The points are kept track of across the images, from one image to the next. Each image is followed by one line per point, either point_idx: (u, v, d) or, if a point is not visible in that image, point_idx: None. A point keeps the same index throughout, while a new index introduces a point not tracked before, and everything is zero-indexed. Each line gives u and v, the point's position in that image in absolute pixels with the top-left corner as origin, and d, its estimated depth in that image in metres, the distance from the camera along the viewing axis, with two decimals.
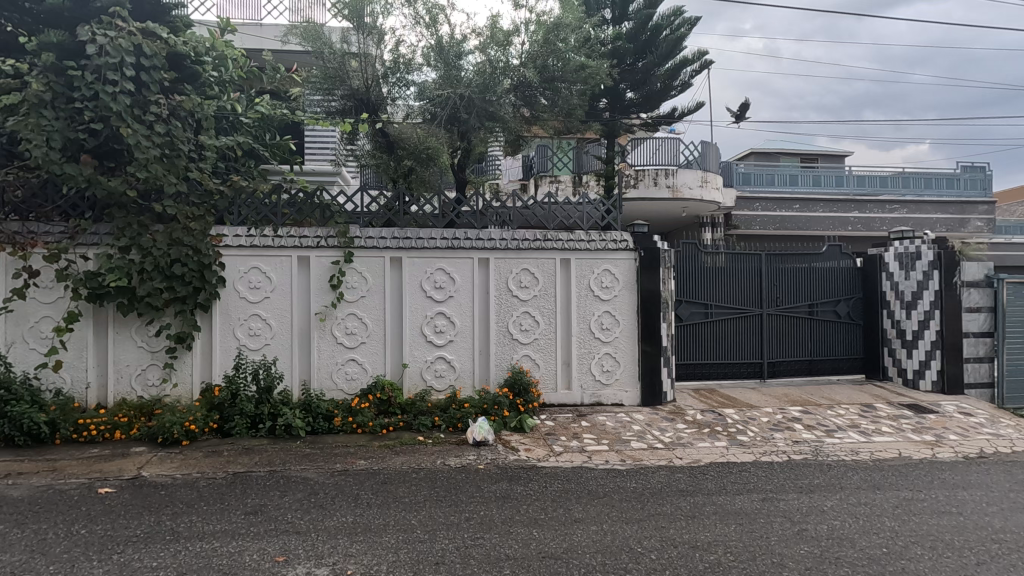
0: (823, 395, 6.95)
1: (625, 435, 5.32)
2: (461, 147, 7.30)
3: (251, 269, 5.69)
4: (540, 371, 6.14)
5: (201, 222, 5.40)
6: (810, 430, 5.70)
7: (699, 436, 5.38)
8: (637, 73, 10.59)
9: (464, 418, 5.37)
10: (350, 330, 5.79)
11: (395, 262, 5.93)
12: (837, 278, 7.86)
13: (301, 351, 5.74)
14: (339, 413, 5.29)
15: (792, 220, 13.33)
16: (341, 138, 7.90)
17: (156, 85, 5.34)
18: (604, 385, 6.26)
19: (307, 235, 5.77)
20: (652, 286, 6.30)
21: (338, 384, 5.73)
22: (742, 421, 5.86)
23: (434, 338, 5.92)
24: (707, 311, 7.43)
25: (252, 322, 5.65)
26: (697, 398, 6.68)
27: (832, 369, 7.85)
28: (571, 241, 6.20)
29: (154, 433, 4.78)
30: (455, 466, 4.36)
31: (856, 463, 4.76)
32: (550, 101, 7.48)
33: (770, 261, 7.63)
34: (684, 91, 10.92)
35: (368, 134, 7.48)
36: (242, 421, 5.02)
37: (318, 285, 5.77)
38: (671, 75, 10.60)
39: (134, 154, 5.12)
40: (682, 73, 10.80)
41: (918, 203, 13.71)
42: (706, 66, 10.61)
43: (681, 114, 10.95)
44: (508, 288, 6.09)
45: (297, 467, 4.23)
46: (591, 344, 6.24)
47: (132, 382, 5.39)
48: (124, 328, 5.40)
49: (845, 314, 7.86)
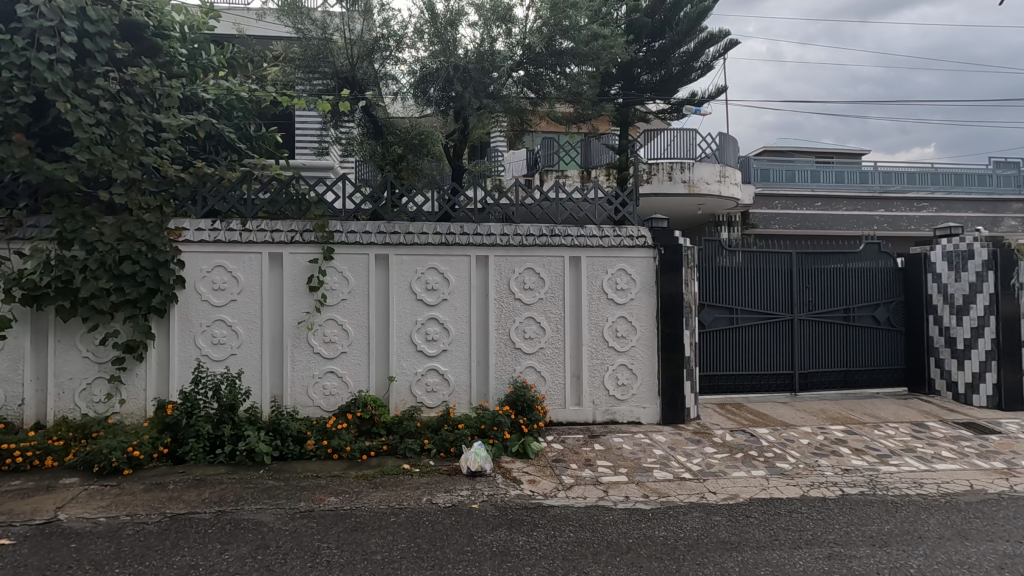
0: (866, 411, 6.16)
1: (647, 463, 4.55)
2: (457, 129, 6.74)
3: (214, 268, 4.96)
4: (546, 387, 5.38)
5: (156, 214, 4.72)
6: (861, 456, 4.91)
7: (732, 463, 4.60)
8: (653, 56, 9.88)
9: (457, 443, 4.54)
10: (329, 338, 5.05)
11: (382, 261, 5.20)
12: (875, 280, 7.08)
13: (272, 363, 5.00)
14: (312, 435, 4.54)
15: (814, 219, 12.53)
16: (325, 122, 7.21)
17: (104, 55, 4.67)
18: (618, 401, 5.50)
19: (280, 229, 5.05)
20: (674, 288, 5.56)
21: (315, 401, 5.00)
22: (781, 445, 5.07)
23: (425, 348, 5.18)
24: (732, 317, 6.66)
25: (215, 328, 4.92)
26: (724, 415, 5.89)
27: (870, 382, 7.06)
28: (581, 236, 5.46)
29: (90, 461, 4.04)
30: (443, 505, 3.60)
31: (926, 500, 3.98)
32: (557, 81, 6.86)
33: (801, 261, 6.88)
34: (705, 73, 10.15)
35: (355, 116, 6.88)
36: (197, 446, 4.28)
37: (292, 287, 5.03)
38: (691, 57, 9.90)
39: (76, 134, 4.44)
40: (704, 54, 10.02)
41: (948, 200, 12.90)
42: (731, 45, 9.77)
43: (702, 99, 10.12)
44: (509, 289, 5.35)
45: (251, 506, 3.47)
46: (604, 354, 5.48)
47: (75, 398, 4.68)
48: (66, 336, 4.69)
49: (884, 320, 7.08)
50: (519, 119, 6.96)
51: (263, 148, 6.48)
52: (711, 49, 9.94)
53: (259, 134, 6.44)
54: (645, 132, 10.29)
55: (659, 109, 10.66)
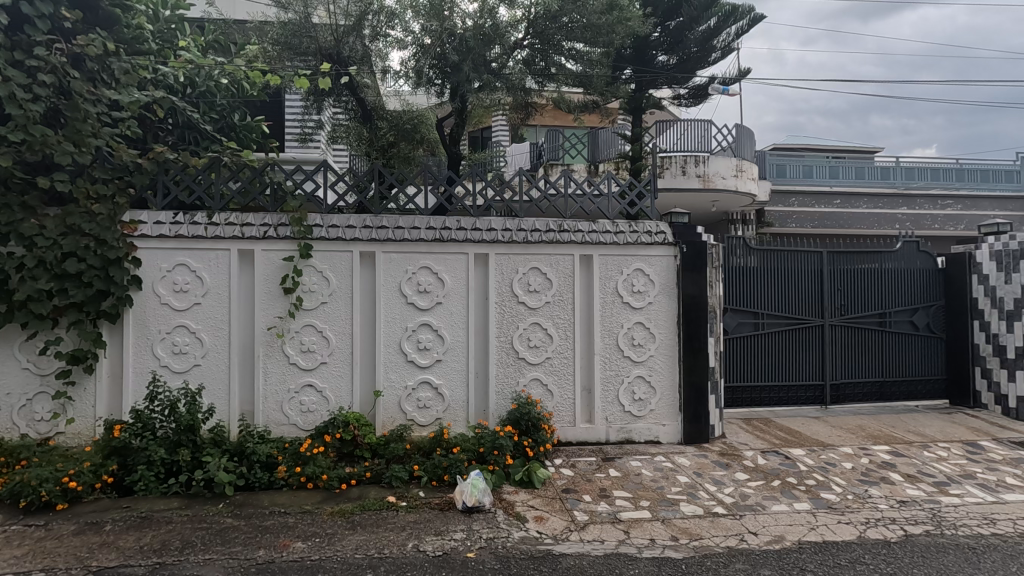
0: (909, 428, 5.52)
1: (672, 494, 3.92)
2: (454, 110, 6.08)
3: (176, 266, 4.35)
4: (553, 402, 4.75)
5: (108, 205, 4.12)
6: (915, 483, 4.28)
7: (770, 493, 3.98)
8: (670, 35, 9.27)
9: (451, 470, 3.91)
10: (307, 347, 4.44)
11: (368, 259, 4.59)
12: (913, 282, 6.47)
13: (242, 375, 4.39)
14: (284, 460, 3.91)
15: (833, 217, 11.92)
16: (308, 106, 6.64)
17: (45, 22, 4.09)
18: (635, 417, 4.88)
19: (251, 223, 4.44)
20: (696, 291, 4.95)
21: (290, 418, 4.39)
22: (822, 469, 4.44)
23: (416, 358, 4.56)
24: (758, 323, 6.03)
25: (176, 335, 4.31)
26: (752, 433, 5.26)
27: (907, 394, 6.44)
28: (593, 232, 4.84)
29: (18, 494, 3.42)
30: (432, 555, 3.00)
31: (1006, 544, 3.37)
32: (567, 59, 6.28)
33: (833, 260, 6.24)
34: (726, 54, 9.48)
35: (344, 98, 6.52)
36: (148, 474, 3.67)
37: (265, 288, 4.41)
38: (711, 36, 9.23)
39: (9, 111, 3.86)
40: (723, 32, 9.30)
41: (974, 198, 12.29)
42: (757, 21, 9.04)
43: (722, 82, 9.47)
44: (513, 292, 4.73)
45: (198, 558, 2.88)
46: (619, 365, 4.87)
47: (13, 415, 4.07)
48: (3, 343, 4.08)
49: (923, 326, 6.47)
50: (523, 103, 6.38)
51: (249, 139, 5.99)
52: (734, 26, 9.23)
53: (242, 124, 5.89)
54: (657, 124, 9.63)
55: (674, 95, 10.04)
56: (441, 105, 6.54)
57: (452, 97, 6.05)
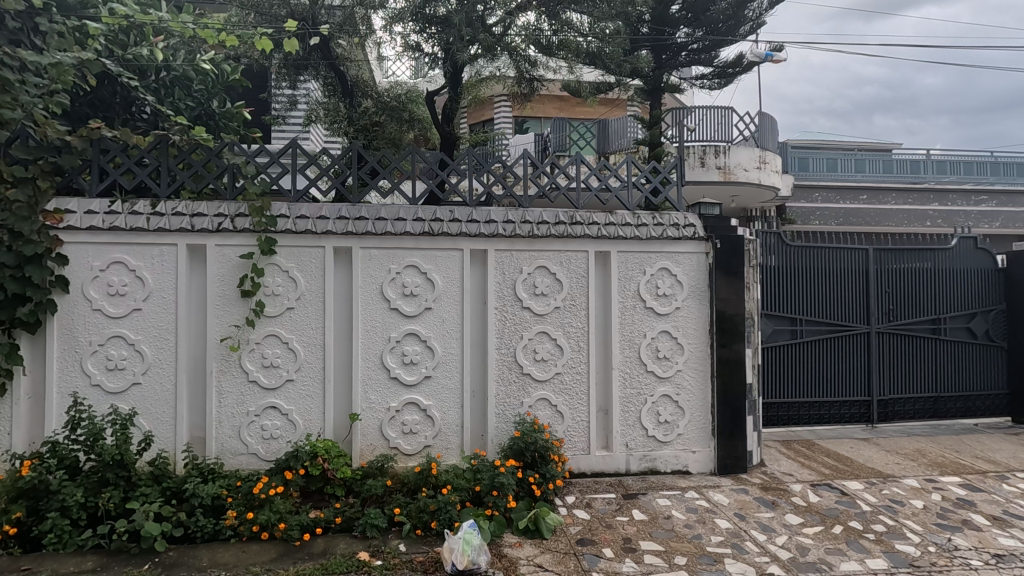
0: (976, 454, 4.75)
1: (712, 546, 3.18)
2: (449, 73, 5.59)
3: (111, 265, 3.61)
4: (564, 426, 4.01)
5: (26, 189, 3.37)
6: (1006, 529, 3.51)
7: (833, 546, 3.23)
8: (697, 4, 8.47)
9: (440, 516, 3.14)
10: (269, 362, 3.71)
11: (343, 256, 3.85)
12: (970, 283, 5.70)
13: (192, 397, 3.67)
14: (234, 503, 3.17)
15: (860, 213, 11.14)
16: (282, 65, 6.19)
17: None
18: (660, 444, 4.13)
19: (202, 213, 3.70)
20: (733, 295, 4.19)
21: (250, 447, 3.66)
22: (888, 510, 3.67)
23: (400, 374, 3.82)
24: (796, 330, 5.29)
25: (111, 348, 3.59)
26: (796, 461, 4.49)
27: (963, 411, 5.68)
28: (611, 224, 4.09)
29: None
30: None
31: None
32: (579, 26, 5.68)
33: (880, 258, 5.49)
34: (758, 27, 8.69)
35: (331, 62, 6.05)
36: (62, 523, 2.94)
37: (219, 292, 3.68)
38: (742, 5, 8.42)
39: None
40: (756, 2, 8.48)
41: (1010, 193, 11.53)
42: None
43: (753, 58, 8.73)
44: (516, 296, 3.98)
45: None
46: (642, 382, 4.12)
47: None
48: None
49: (981, 333, 5.71)
50: (529, 77, 5.75)
51: (228, 129, 5.06)
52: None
53: (222, 110, 4.99)
54: (674, 111, 8.73)
55: (697, 76, 9.34)
56: (431, 75, 6.00)
57: (443, 57, 5.50)
